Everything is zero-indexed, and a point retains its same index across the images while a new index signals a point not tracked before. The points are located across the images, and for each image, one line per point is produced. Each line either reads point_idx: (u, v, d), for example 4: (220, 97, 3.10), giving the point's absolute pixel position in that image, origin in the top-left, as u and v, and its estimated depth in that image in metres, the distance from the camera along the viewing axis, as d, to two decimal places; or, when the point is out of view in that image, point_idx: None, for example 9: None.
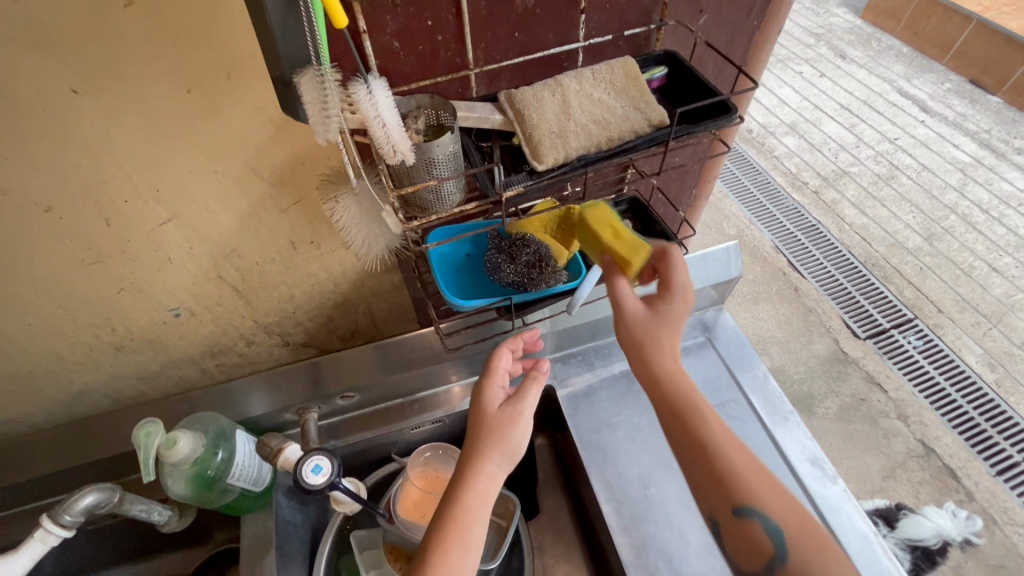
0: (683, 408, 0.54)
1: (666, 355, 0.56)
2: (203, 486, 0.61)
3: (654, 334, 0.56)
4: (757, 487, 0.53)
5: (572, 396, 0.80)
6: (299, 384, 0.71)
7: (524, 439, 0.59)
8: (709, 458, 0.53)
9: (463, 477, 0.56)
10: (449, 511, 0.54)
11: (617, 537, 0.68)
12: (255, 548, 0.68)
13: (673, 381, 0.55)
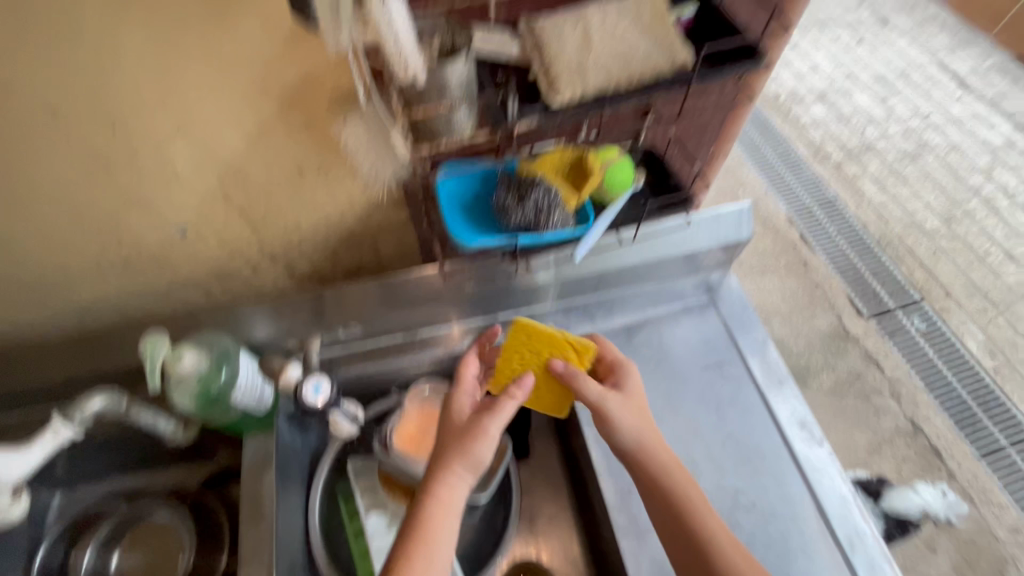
0: (682, 517, 0.63)
1: (651, 456, 0.65)
2: (207, 402, 0.63)
3: (624, 424, 0.66)
4: (735, 557, 0.61)
5: None
6: (301, 312, 0.72)
7: (489, 452, 0.64)
8: (702, 546, 0.61)
9: (431, 490, 0.62)
10: (417, 530, 0.60)
11: (603, 480, 0.71)
12: (255, 466, 0.71)
13: (665, 475, 0.64)
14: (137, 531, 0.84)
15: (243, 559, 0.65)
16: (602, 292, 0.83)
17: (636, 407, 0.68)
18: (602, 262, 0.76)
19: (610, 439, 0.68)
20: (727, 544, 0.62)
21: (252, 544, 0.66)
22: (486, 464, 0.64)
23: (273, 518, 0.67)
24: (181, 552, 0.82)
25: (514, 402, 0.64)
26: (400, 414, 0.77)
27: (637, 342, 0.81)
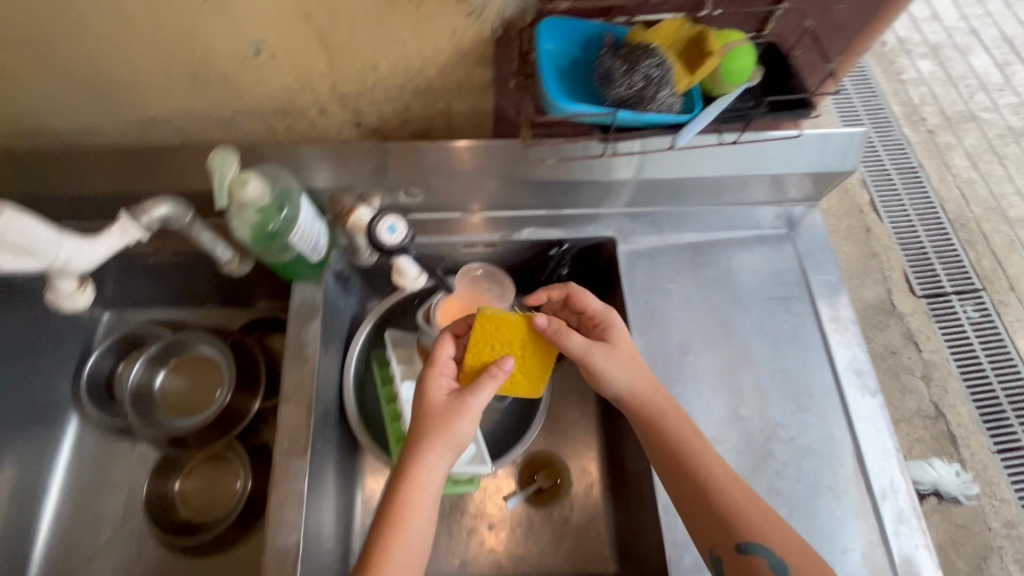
0: (683, 457, 0.62)
1: (643, 399, 0.65)
2: (267, 233, 0.61)
3: (614, 373, 0.66)
4: (755, 519, 0.59)
5: (633, 254, 0.76)
6: (366, 166, 0.69)
7: (469, 430, 0.62)
8: (706, 487, 0.60)
9: (406, 475, 0.59)
10: (392, 514, 0.58)
11: None
12: (301, 313, 0.70)
13: (660, 414, 0.64)
14: (183, 358, 0.88)
15: (284, 394, 0.66)
16: (674, 204, 0.78)
17: (625, 358, 0.67)
18: (687, 168, 0.70)
19: (601, 385, 0.68)
20: (731, 485, 0.61)
21: (293, 382, 0.67)
22: (466, 442, 0.62)
23: (315, 364, 0.68)
24: (221, 385, 0.85)
25: (497, 381, 0.62)
26: (445, 295, 0.77)
27: (700, 262, 0.77)
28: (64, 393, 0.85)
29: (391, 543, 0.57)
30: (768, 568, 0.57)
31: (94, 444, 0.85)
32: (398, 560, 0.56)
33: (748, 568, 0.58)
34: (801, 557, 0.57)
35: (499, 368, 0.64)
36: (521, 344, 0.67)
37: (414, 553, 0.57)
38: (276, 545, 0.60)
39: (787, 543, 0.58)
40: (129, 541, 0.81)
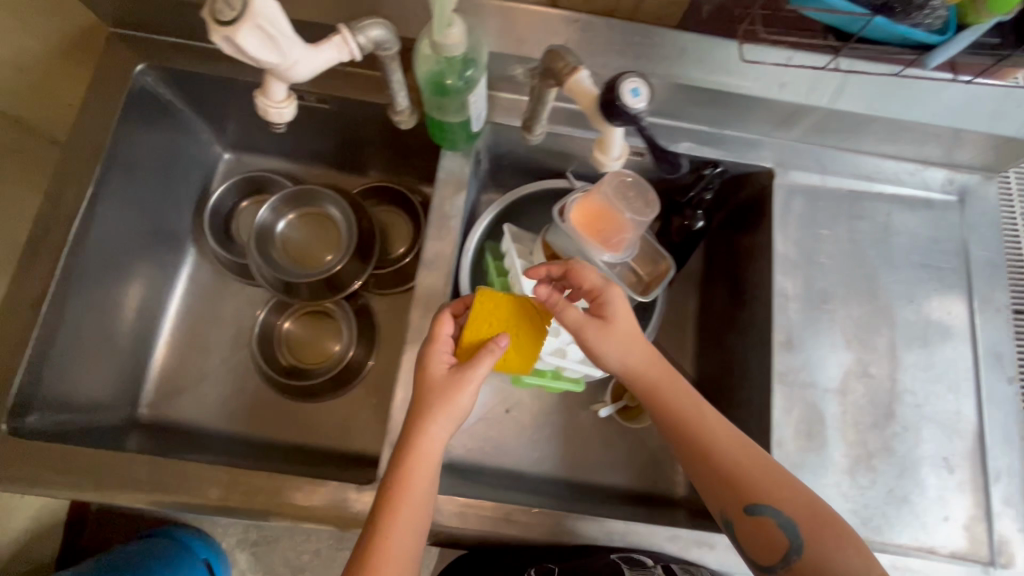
0: (686, 421, 0.63)
1: (639, 369, 0.64)
2: (445, 83, 0.57)
3: (607, 350, 0.64)
4: (764, 485, 0.59)
5: (790, 191, 0.72)
6: (545, 38, 0.64)
7: (469, 401, 0.60)
8: (712, 454, 0.61)
9: (405, 447, 0.57)
10: (392, 483, 0.56)
11: (778, 329, 0.68)
12: (448, 183, 0.69)
13: (660, 380, 0.64)
14: (309, 211, 0.87)
15: (424, 261, 0.67)
16: (843, 145, 0.73)
17: (622, 333, 0.64)
18: (879, 103, 0.65)
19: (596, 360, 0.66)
20: (738, 449, 0.61)
21: (434, 251, 0.67)
22: (467, 411, 0.60)
23: (456, 236, 0.68)
24: (342, 251, 0.86)
25: (497, 353, 0.59)
26: (584, 193, 0.74)
27: (856, 213, 0.72)
28: (186, 224, 0.86)
29: (393, 500, 0.55)
30: (779, 528, 0.57)
31: (207, 279, 0.87)
32: (404, 515, 0.55)
33: (759, 527, 0.58)
34: (810, 516, 0.57)
35: (496, 344, 0.60)
36: (515, 321, 0.64)
37: (420, 511, 0.57)
38: (405, 398, 0.63)
39: (797, 502, 0.58)
40: (235, 372, 0.85)
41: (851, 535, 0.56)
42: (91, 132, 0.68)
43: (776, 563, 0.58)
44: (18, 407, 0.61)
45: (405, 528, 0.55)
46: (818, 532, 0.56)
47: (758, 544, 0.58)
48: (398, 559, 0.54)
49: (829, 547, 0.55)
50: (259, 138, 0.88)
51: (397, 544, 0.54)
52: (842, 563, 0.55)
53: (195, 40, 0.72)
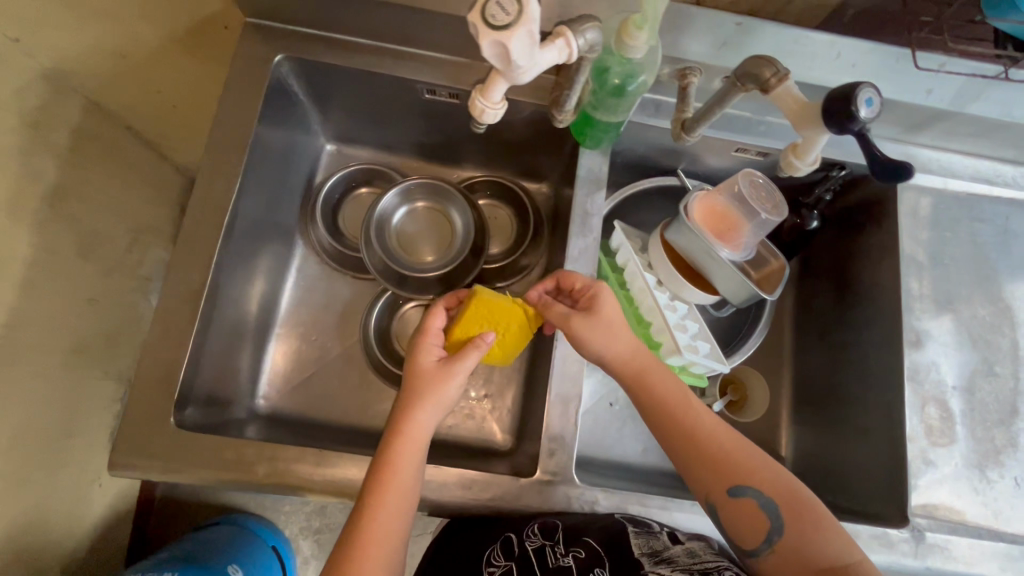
0: (670, 410, 0.61)
1: (626, 359, 0.63)
2: (616, 83, 0.57)
3: (588, 344, 0.62)
4: (745, 466, 0.58)
5: (916, 194, 0.74)
6: (702, 36, 0.63)
7: (455, 394, 0.63)
8: (694, 441, 0.60)
9: (394, 429, 0.60)
10: (382, 461, 0.58)
11: (906, 326, 0.70)
12: (588, 182, 0.70)
13: (645, 368, 0.63)
14: (435, 207, 0.88)
15: (570, 258, 0.69)
16: (965, 150, 0.75)
17: (606, 327, 0.62)
18: (1017, 110, 0.66)
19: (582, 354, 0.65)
20: (719, 437, 0.60)
21: (578, 249, 0.69)
22: (454, 402, 0.63)
23: (597, 234, 0.69)
24: (451, 254, 0.86)
25: (482, 354, 0.62)
26: (707, 191, 0.75)
27: (974, 217, 0.74)
28: (294, 216, 0.86)
29: (383, 478, 0.56)
30: (759, 509, 0.57)
31: (315, 271, 0.87)
32: (394, 494, 0.56)
33: (742, 510, 0.57)
34: (790, 498, 0.57)
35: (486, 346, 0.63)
36: (498, 322, 0.67)
37: (407, 494, 0.57)
38: (559, 393, 0.65)
39: (775, 485, 0.57)
40: (341, 364, 0.85)
41: (826, 516, 0.56)
42: (230, 128, 0.69)
43: (759, 546, 0.56)
44: (181, 401, 0.61)
45: (393, 506, 0.56)
46: (796, 512, 0.56)
47: (741, 527, 0.57)
48: (384, 537, 0.55)
49: (807, 530, 0.55)
50: (365, 131, 0.87)
51: (384, 521, 0.55)
52: (818, 542, 0.54)
53: (331, 31, 0.72)
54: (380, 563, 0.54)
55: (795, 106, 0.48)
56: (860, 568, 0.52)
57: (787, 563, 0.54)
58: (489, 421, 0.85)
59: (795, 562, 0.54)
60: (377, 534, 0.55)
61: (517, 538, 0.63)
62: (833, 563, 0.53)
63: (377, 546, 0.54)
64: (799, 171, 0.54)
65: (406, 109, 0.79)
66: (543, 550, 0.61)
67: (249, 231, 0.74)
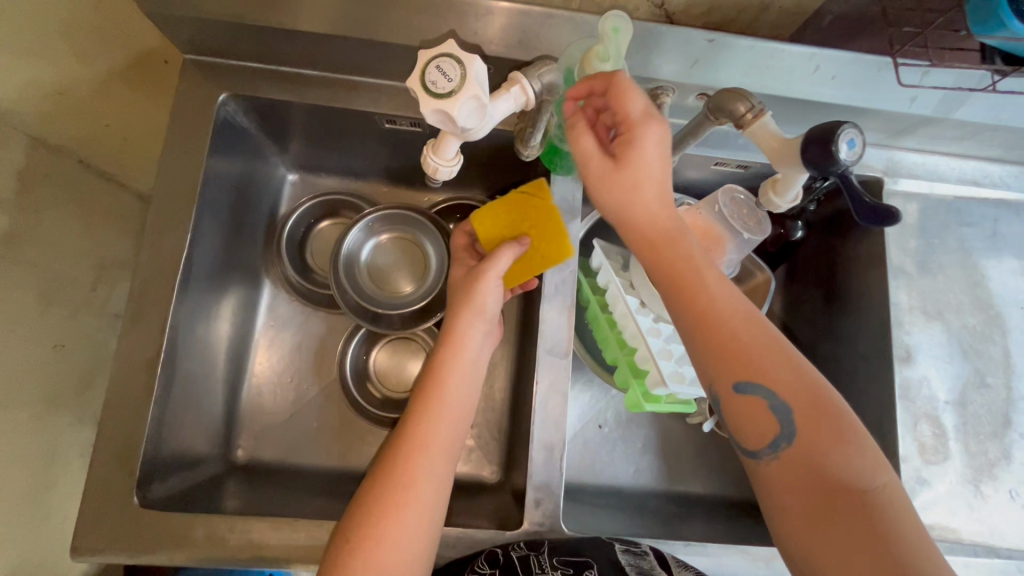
0: (683, 283, 0.50)
1: (643, 223, 0.50)
2: None
3: (608, 197, 0.49)
4: (766, 361, 0.49)
5: (902, 200, 0.71)
6: (672, 56, 0.59)
7: (492, 301, 0.63)
8: (711, 323, 0.49)
9: (441, 345, 0.62)
10: (430, 382, 0.60)
11: (895, 338, 0.69)
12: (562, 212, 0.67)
13: (664, 235, 0.50)
14: (404, 236, 0.84)
15: (546, 294, 0.67)
16: (949, 152, 0.72)
17: (636, 171, 0.48)
18: (1004, 113, 0.63)
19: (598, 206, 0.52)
20: (742, 323, 0.50)
21: (555, 282, 0.67)
22: (494, 308, 0.64)
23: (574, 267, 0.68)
24: (426, 282, 0.83)
25: (512, 249, 0.60)
26: (692, 208, 0.71)
27: (961, 221, 0.72)
28: (259, 255, 0.82)
29: (431, 392, 0.59)
30: (769, 412, 0.48)
31: (285, 309, 0.83)
32: (444, 408, 0.59)
33: (750, 407, 0.49)
34: (809, 404, 0.48)
35: (516, 246, 0.61)
36: (516, 221, 0.63)
37: (455, 406, 0.60)
38: (542, 439, 0.63)
39: (794, 387, 0.48)
40: (317, 406, 0.81)
41: (856, 428, 0.47)
42: (177, 176, 0.66)
43: (762, 451, 0.49)
44: (146, 477, 0.60)
45: (443, 419, 0.58)
46: (816, 422, 0.47)
47: (746, 426, 0.49)
48: (441, 447, 0.57)
49: (823, 443, 0.47)
50: (327, 160, 0.82)
51: (434, 430, 0.57)
52: (835, 456, 0.46)
53: (279, 65, 0.68)
54: (427, 468, 0.55)
55: (774, 145, 0.45)
56: (882, 494, 0.45)
57: (791, 474, 0.47)
58: (475, 455, 0.82)
59: (802, 474, 0.47)
60: (431, 444, 0.57)
61: (502, 551, 0.59)
62: (847, 482, 0.45)
63: (422, 450, 0.56)
64: (779, 207, 0.52)
65: (366, 137, 0.75)
66: (527, 558, 0.57)
67: (205, 276, 0.70)
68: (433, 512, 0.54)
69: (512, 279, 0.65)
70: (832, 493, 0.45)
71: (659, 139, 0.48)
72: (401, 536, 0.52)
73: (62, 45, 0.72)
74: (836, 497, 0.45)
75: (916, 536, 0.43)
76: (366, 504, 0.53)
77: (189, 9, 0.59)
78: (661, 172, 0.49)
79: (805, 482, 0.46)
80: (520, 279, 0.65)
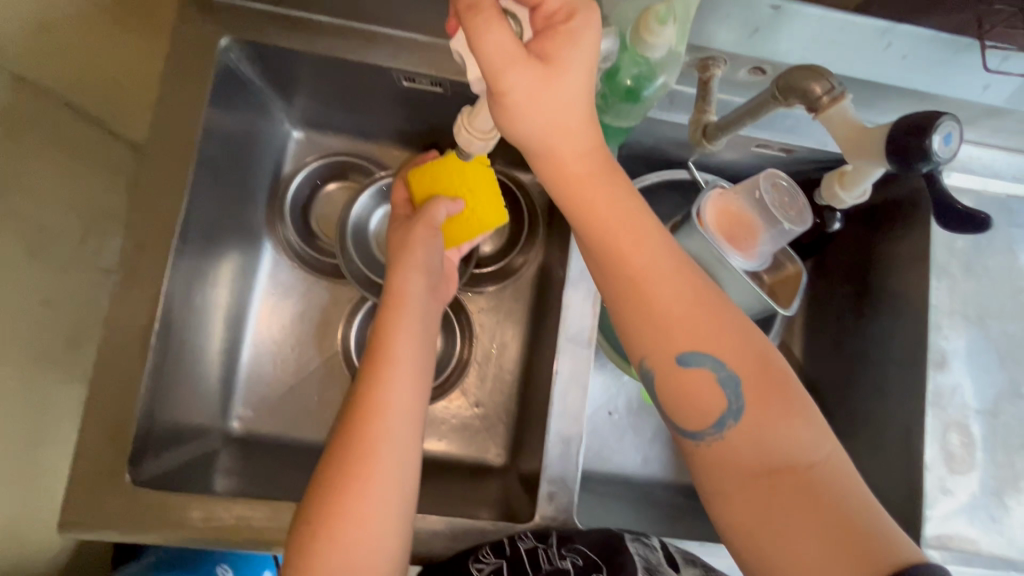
0: (618, 246, 0.44)
1: (573, 142, 0.42)
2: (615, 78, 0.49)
3: (536, 105, 0.39)
4: (705, 328, 0.45)
5: (955, 195, 0.67)
6: (734, 23, 0.53)
7: (432, 254, 0.63)
8: (645, 298, 0.45)
9: (387, 305, 0.59)
10: (377, 345, 0.56)
11: (935, 341, 0.65)
12: None
13: (594, 175, 0.43)
14: None
15: (571, 279, 0.63)
16: (1007, 146, 0.68)
17: (564, 79, 0.39)
18: None
19: (522, 129, 0.41)
20: (677, 290, 0.45)
21: (579, 268, 0.63)
22: (432, 264, 0.62)
23: None
24: None
25: (444, 203, 0.62)
26: (720, 193, 0.66)
27: (1012, 222, 0.68)
28: (259, 218, 0.76)
29: (385, 354, 0.55)
30: (714, 385, 0.44)
31: (287, 276, 0.78)
32: (402, 369, 0.55)
33: (688, 381, 0.45)
34: (753, 373, 0.45)
35: (449, 204, 0.63)
36: (451, 182, 0.64)
37: (411, 367, 0.56)
38: (558, 431, 0.60)
39: (741, 357, 0.45)
40: (319, 380, 0.77)
41: (801, 395, 0.45)
42: (174, 127, 0.60)
43: (702, 429, 0.45)
44: (137, 453, 0.57)
45: (397, 383, 0.54)
46: (762, 393, 0.44)
47: (681, 403, 0.45)
48: (398, 412, 0.52)
49: (769, 416, 0.44)
50: (337, 117, 0.76)
51: (393, 393, 0.53)
52: (781, 431, 0.43)
53: (288, 8, 0.61)
54: (387, 434, 0.51)
55: (851, 133, 0.40)
56: (827, 467, 0.42)
57: (735, 450, 0.44)
58: (481, 438, 0.79)
59: (744, 451, 0.43)
60: (389, 408, 0.52)
61: (509, 541, 0.57)
62: (794, 458, 0.43)
63: (381, 415, 0.52)
64: (844, 202, 0.48)
65: (383, 94, 0.69)
66: (535, 552, 0.55)
67: (201, 235, 0.65)
68: (401, 477, 0.50)
69: (454, 238, 0.67)
70: (776, 470, 0.43)
71: (588, 25, 0.40)
72: (367, 509, 0.48)
73: None
74: (778, 476, 0.42)
75: (863, 507, 0.41)
76: (326, 480, 0.49)
77: None
78: (589, 78, 0.41)
79: (745, 459, 0.43)
80: (463, 238, 0.67)
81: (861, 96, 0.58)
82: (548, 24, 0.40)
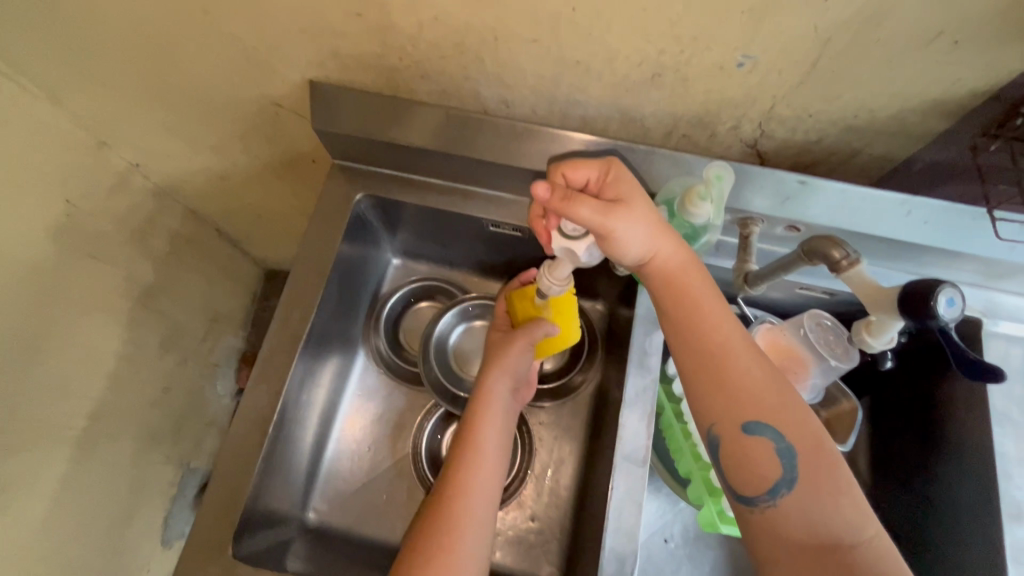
0: (707, 328, 0.53)
1: (662, 253, 0.54)
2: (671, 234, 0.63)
3: (632, 233, 0.52)
4: (770, 402, 0.50)
5: (1005, 340, 0.70)
6: (766, 191, 0.64)
7: (522, 362, 0.72)
8: (724, 372, 0.51)
9: (475, 400, 0.68)
10: (466, 434, 0.65)
11: (1007, 490, 0.63)
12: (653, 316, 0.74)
13: (683, 270, 0.55)
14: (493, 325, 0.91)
15: (628, 401, 0.69)
16: None
17: (641, 210, 0.53)
18: None
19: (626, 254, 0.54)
20: (751, 363, 0.51)
21: (636, 390, 0.70)
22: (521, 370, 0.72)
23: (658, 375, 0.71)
24: None
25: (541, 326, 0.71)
26: (769, 327, 0.72)
27: None
28: (359, 329, 0.90)
29: (471, 442, 0.65)
30: (774, 455, 0.48)
31: (373, 380, 0.90)
32: (484, 460, 0.63)
33: (750, 449, 0.49)
34: (810, 452, 0.48)
35: (547, 326, 0.71)
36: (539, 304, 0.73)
37: (492, 457, 0.64)
38: (614, 547, 0.63)
39: (801, 431, 0.49)
40: (390, 479, 0.84)
41: (850, 479, 0.48)
42: (312, 257, 0.77)
43: (758, 498, 0.48)
44: (240, 530, 0.65)
45: (478, 471, 0.62)
46: (815, 470, 0.47)
47: (743, 470, 0.49)
48: (478, 495, 0.60)
49: (820, 493, 0.47)
50: (432, 251, 0.92)
51: (474, 477, 0.61)
52: (830, 510, 0.46)
53: (409, 174, 0.80)
54: (470, 513, 0.58)
55: (870, 289, 0.48)
56: (872, 548, 0.44)
57: (787, 521, 0.47)
58: (535, 553, 0.81)
59: (796, 525, 0.46)
60: (469, 493, 0.60)
61: None
62: (840, 537, 0.45)
63: (466, 496, 0.59)
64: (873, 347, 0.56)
65: (473, 235, 0.84)
66: None
67: (317, 342, 0.78)
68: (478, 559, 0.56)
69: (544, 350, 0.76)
70: (824, 546, 0.45)
71: (624, 172, 0.56)
72: None
73: (236, 143, 0.87)
74: (826, 555, 0.44)
75: None
76: (410, 545, 0.56)
77: (347, 129, 0.71)
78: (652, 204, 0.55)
79: (796, 531, 0.46)
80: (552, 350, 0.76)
81: (890, 250, 0.66)
82: (598, 182, 0.56)
